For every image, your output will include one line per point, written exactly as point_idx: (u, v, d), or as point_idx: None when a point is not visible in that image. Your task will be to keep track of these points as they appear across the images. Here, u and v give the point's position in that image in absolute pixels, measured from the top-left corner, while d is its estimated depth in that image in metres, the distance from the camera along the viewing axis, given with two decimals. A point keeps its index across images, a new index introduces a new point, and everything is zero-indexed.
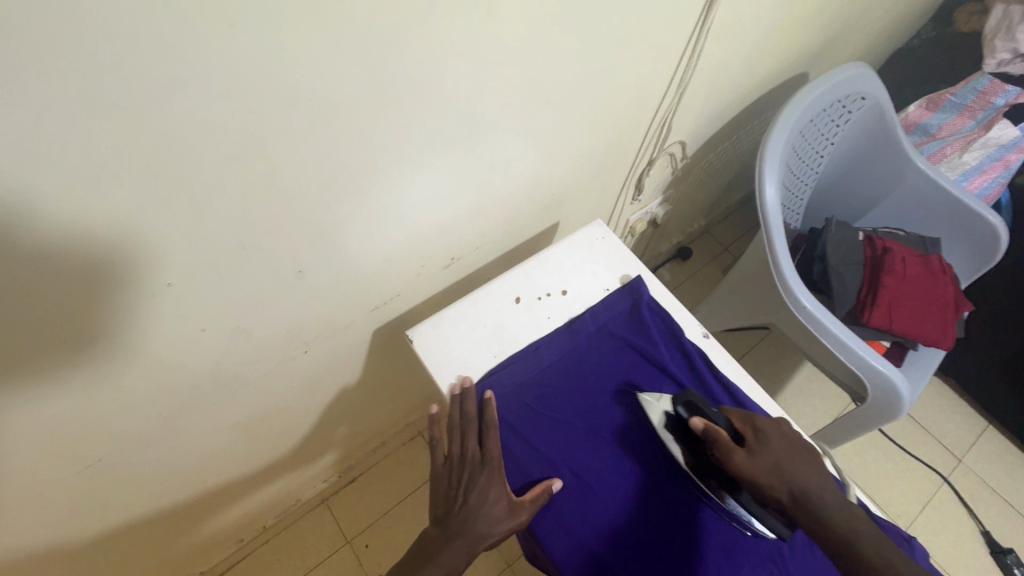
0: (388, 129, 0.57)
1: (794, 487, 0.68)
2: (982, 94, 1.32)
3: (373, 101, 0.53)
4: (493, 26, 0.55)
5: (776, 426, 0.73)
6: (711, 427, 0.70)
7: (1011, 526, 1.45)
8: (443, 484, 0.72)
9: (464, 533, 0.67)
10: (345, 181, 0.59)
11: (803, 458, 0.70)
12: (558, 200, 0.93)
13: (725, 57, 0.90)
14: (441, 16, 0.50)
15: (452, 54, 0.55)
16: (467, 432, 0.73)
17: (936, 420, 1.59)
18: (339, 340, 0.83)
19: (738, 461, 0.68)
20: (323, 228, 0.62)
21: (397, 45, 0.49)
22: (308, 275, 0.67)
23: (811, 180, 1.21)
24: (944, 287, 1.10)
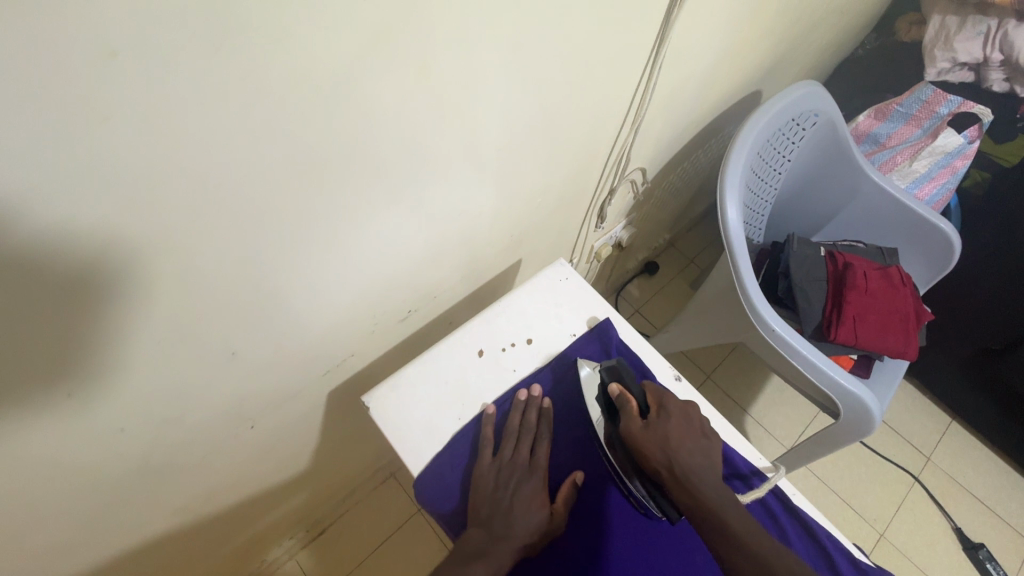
0: (320, 199, 0.52)
1: (676, 465, 0.67)
2: (926, 104, 1.34)
3: (300, 172, 0.48)
4: (430, 82, 0.51)
5: (686, 411, 0.73)
6: (623, 394, 0.73)
7: (980, 520, 1.49)
8: (489, 484, 0.69)
9: (509, 537, 0.65)
10: (277, 256, 0.54)
11: (700, 445, 0.69)
12: (517, 238, 0.89)
13: (678, 86, 0.89)
14: (369, 80, 0.46)
15: (386, 114, 0.50)
16: (524, 439, 0.73)
17: (903, 420, 1.62)
18: (292, 406, 0.77)
19: (632, 426, 0.70)
20: (257, 304, 0.57)
21: (321, 115, 0.45)
22: (242, 355, 0.61)
23: (770, 197, 1.22)
24: (905, 299, 1.11)
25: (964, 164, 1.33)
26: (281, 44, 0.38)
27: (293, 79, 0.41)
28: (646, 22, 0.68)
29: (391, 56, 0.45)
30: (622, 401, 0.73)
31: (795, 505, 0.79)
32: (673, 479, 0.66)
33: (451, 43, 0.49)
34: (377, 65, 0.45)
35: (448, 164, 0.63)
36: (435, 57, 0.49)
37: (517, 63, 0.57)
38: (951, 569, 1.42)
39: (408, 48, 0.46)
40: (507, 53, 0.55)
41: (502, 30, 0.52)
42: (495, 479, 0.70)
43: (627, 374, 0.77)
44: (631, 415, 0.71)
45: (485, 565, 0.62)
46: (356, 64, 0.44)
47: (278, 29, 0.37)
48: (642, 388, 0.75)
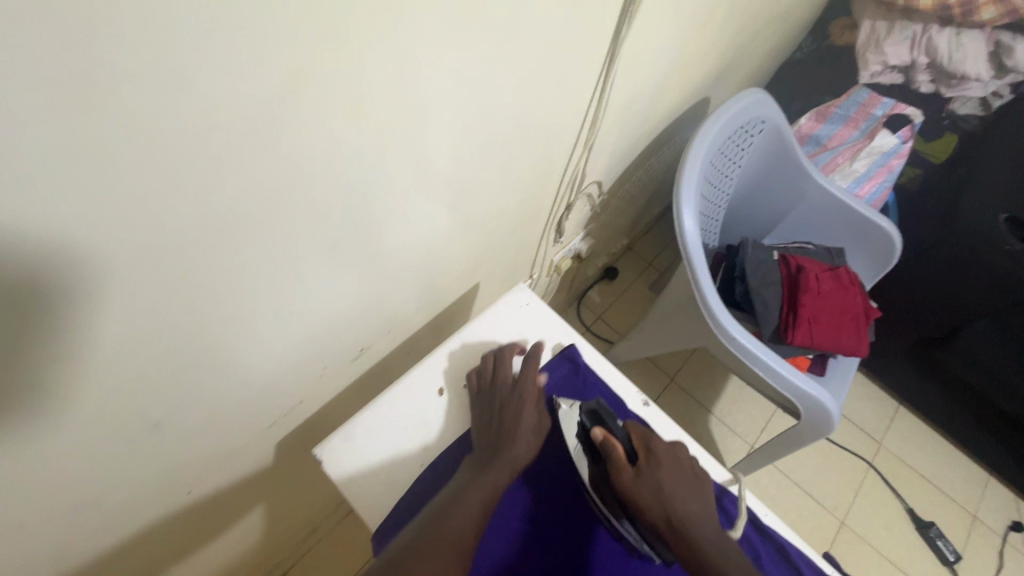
0: (244, 254, 0.47)
1: (674, 516, 0.65)
2: (863, 106, 1.42)
3: (220, 227, 0.43)
4: (363, 120, 0.47)
5: (672, 452, 0.72)
6: (609, 440, 0.70)
7: (929, 499, 1.56)
8: (481, 416, 0.72)
9: (502, 453, 0.67)
10: (202, 318, 0.49)
11: (692, 488, 0.69)
12: (472, 263, 0.86)
13: (628, 100, 0.87)
14: (294, 124, 0.41)
15: (318, 157, 0.46)
16: (501, 365, 0.76)
17: (856, 408, 1.69)
18: (236, 462, 0.70)
19: (624, 478, 0.67)
20: (182, 369, 0.51)
21: (240, 167, 0.40)
22: (168, 426, 0.55)
23: (723, 203, 1.23)
24: (853, 297, 1.14)
25: (899, 162, 1.38)
26: (183, 97, 0.33)
27: (201, 133, 0.36)
28: (593, 40, 0.65)
29: (314, 92, 0.40)
30: (608, 447, 0.70)
31: (765, 526, 0.79)
32: (672, 532, 0.65)
33: (385, 79, 0.45)
34: (301, 108, 0.41)
35: (392, 199, 0.59)
36: (367, 94, 0.45)
37: (459, 91, 0.54)
38: (906, 549, 1.49)
39: (337, 87, 0.42)
40: (449, 82, 0.52)
41: (441, 61, 0.49)
42: (483, 412, 0.73)
43: (608, 417, 0.73)
44: (620, 466, 0.68)
45: (483, 488, 0.64)
46: (277, 110, 0.39)
47: (177, 81, 0.32)
48: (626, 431, 0.72)
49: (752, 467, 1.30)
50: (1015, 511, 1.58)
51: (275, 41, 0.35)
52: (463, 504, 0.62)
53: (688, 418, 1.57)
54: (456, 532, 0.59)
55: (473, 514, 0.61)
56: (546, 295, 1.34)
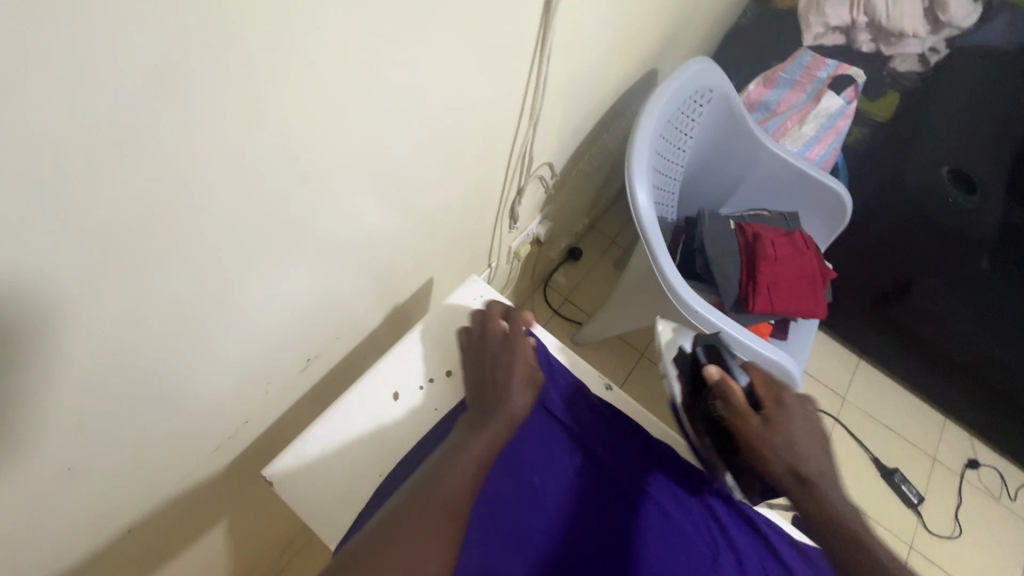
0: (143, 275, 0.43)
1: (797, 468, 0.67)
2: (808, 69, 1.43)
3: (99, 249, 0.38)
4: (262, 116, 0.42)
5: (804, 408, 0.73)
6: (725, 381, 0.74)
7: (891, 446, 1.63)
8: (474, 372, 0.71)
9: (497, 415, 0.64)
10: (104, 351, 0.44)
11: (818, 445, 0.70)
12: (422, 259, 0.82)
13: (571, 76, 0.84)
14: (173, 124, 0.37)
15: (211, 159, 0.41)
16: (495, 320, 0.75)
17: (820, 366, 1.74)
18: (183, 495, 0.66)
19: (746, 421, 0.71)
20: (89, 409, 0.46)
21: (109, 176, 0.35)
22: (86, 469, 0.50)
23: (678, 175, 1.22)
24: (810, 261, 1.15)
25: (845, 123, 1.40)
26: (3, 99, 0.28)
27: None
28: (522, 14, 0.61)
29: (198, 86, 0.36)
30: (724, 390, 0.74)
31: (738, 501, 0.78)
32: (799, 489, 0.67)
33: (279, 67, 0.41)
34: (176, 106, 0.36)
35: (318, 203, 0.55)
36: (259, 86, 0.40)
37: (376, 81, 0.50)
38: (874, 497, 1.55)
39: (218, 80, 0.37)
40: (362, 70, 0.47)
41: (346, 45, 0.44)
42: (474, 370, 0.71)
43: (725, 357, 0.78)
44: (741, 409, 0.72)
45: (482, 442, 0.61)
46: (144, 109, 0.35)
47: None
48: (750, 378, 0.75)
49: None
50: (972, 450, 1.65)
51: (122, 28, 0.31)
52: (458, 459, 0.58)
53: (660, 391, 1.59)
54: (451, 480, 0.56)
55: (473, 464, 0.58)
56: (508, 282, 1.31)
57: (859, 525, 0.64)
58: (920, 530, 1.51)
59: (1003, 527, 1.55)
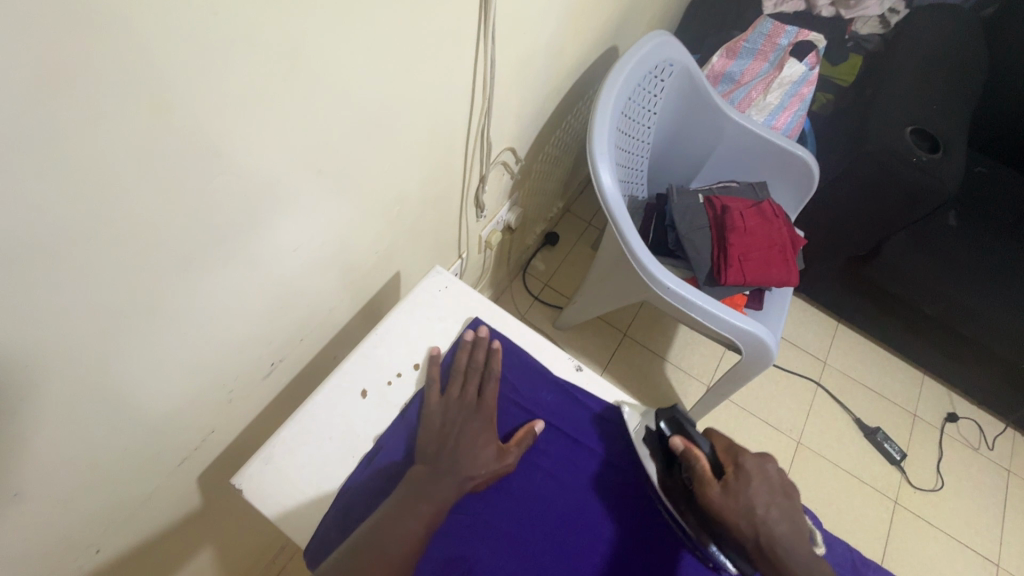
0: (65, 293, 0.40)
1: (761, 536, 0.64)
2: (769, 37, 1.41)
3: (7, 269, 0.36)
4: (176, 118, 0.40)
5: (761, 467, 0.69)
6: (689, 450, 0.70)
7: (873, 406, 1.66)
8: (435, 423, 0.69)
9: (445, 482, 0.64)
10: (41, 369, 0.42)
11: (784, 510, 0.66)
12: (384, 253, 0.81)
13: (524, 58, 0.83)
14: (73, 131, 0.34)
15: (126, 166, 0.39)
16: (472, 377, 0.74)
17: (800, 333, 1.76)
18: (151, 512, 0.64)
19: (709, 492, 0.67)
20: (28, 437, 0.44)
21: (8, 191, 0.33)
22: (39, 492, 0.48)
23: (644, 151, 1.22)
24: (779, 229, 1.16)
25: (809, 89, 1.39)
26: None
27: None
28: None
29: (102, 84, 0.34)
30: (688, 456, 0.70)
31: None
32: (764, 554, 0.63)
33: (192, 66, 0.39)
34: (76, 111, 0.34)
35: (254, 203, 0.53)
36: (169, 87, 0.38)
37: (307, 73, 0.48)
38: (858, 456, 1.58)
39: (125, 81, 0.35)
40: (288, 63, 0.46)
41: (267, 39, 0.43)
42: (434, 423, 0.69)
43: (690, 428, 0.73)
44: (705, 480, 0.68)
45: (432, 501, 0.62)
46: (39, 117, 0.32)
47: None
48: (710, 444, 0.71)
49: (708, 407, 1.34)
50: (950, 403, 1.69)
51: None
52: (408, 517, 0.60)
53: (644, 370, 1.60)
54: (399, 537, 0.58)
55: (420, 526, 0.60)
56: (482, 271, 1.31)
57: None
58: (904, 485, 1.55)
59: (983, 475, 1.59)
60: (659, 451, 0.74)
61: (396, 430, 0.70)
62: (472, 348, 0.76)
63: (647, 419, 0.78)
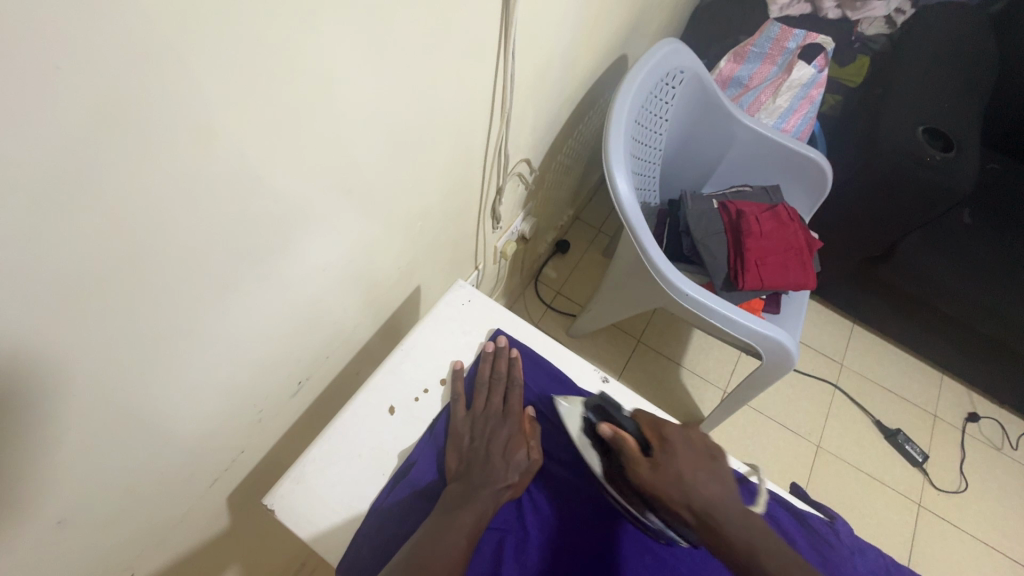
0: (108, 319, 0.41)
1: (694, 502, 0.61)
2: (776, 41, 1.40)
3: (52, 297, 0.36)
4: (215, 144, 0.41)
5: (686, 436, 0.67)
6: (617, 434, 0.67)
7: (893, 408, 1.64)
8: (463, 437, 0.69)
9: (482, 493, 0.63)
10: (84, 395, 0.43)
11: (710, 469, 0.64)
12: (405, 268, 0.81)
13: (539, 71, 0.83)
14: (118, 160, 0.35)
15: (167, 194, 0.40)
16: (496, 387, 0.74)
17: (815, 335, 1.75)
18: (184, 533, 0.64)
19: (641, 472, 0.64)
20: (70, 461, 0.45)
21: (58, 222, 0.34)
22: (78, 516, 0.49)
23: (656, 158, 1.22)
24: (795, 232, 1.15)
25: (818, 92, 1.39)
26: None
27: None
28: (482, 14, 0.61)
29: (147, 117, 0.35)
30: (618, 442, 0.67)
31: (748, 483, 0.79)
32: (699, 523, 0.60)
33: (229, 90, 0.39)
34: (123, 144, 0.35)
35: (283, 222, 0.53)
36: (209, 116, 0.39)
37: (336, 92, 0.48)
38: (880, 459, 1.56)
39: (170, 113, 0.36)
40: (319, 84, 0.46)
41: (301, 66, 0.43)
42: (462, 436, 0.70)
43: (616, 414, 0.71)
44: (634, 460, 0.65)
45: (471, 512, 0.61)
46: (87, 147, 0.33)
47: None
48: (634, 421, 0.69)
49: (727, 414, 1.33)
50: (970, 403, 1.67)
51: (55, 67, 0.29)
52: (450, 530, 0.58)
53: (660, 376, 1.60)
54: (444, 551, 0.56)
55: (462, 537, 0.59)
56: (497, 281, 1.31)
57: (764, 543, 0.57)
58: (927, 488, 1.53)
59: (1007, 475, 1.57)
60: (593, 441, 0.71)
61: (424, 447, 0.69)
62: (493, 359, 0.77)
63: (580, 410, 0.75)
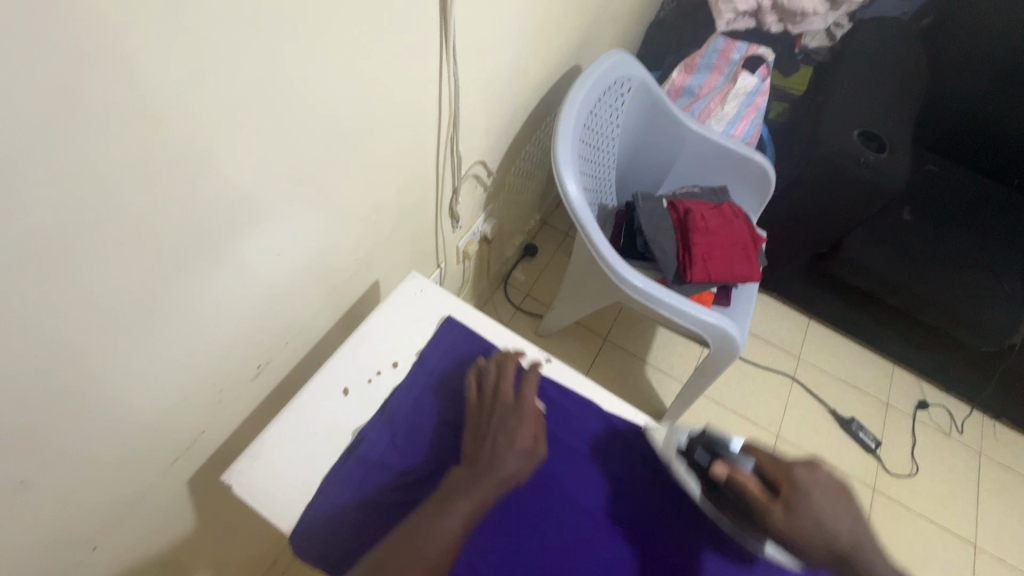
0: (66, 287, 0.45)
1: (832, 544, 0.66)
2: (723, 52, 1.52)
3: (12, 261, 0.40)
4: (163, 129, 0.45)
5: (815, 475, 0.70)
6: (736, 480, 0.71)
7: (848, 397, 1.72)
8: (472, 430, 0.71)
9: (480, 483, 0.64)
10: (43, 361, 0.47)
11: (840, 508, 0.68)
12: (364, 262, 0.86)
13: (488, 76, 0.90)
14: (72, 136, 0.39)
15: (118, 173, 0.44)
16: (506, 382, 0.74)
17: (774, 330, 1.83)
18: (147, 511, 0.67)
19: (775, 521, 0.67)
20: (29, 425, 0.48)
21: (15, 191, 0.38)
22: (41, 482, 0.52)
23: (609, 161, 1.29)
24: (739, 228, 1.23)
25: (763, 99, 1.48)
26: None
27: None
28: (423, 23, 0.67)
29: (100, 102, 0.40)
30: (740, 489, 0.71)
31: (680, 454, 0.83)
32: (837, 560, 0.66)
33: (172, 77, 0.44)
34: (80, 124, 0.39)
35: (235, 208, 0.57)
36: (156, 103, 0.44)
37: (279, 85, 0.53)
38: (836, 446, 1.63)
39: (118, 98, 0.41)
40: (261, 76, 0.51)
41: (245, 64, 0.49)
42: (472, 429, 0.71)
43: (728, 452, 0.74)
44: (765, 508, 0.68)
45: (467, 501, 0.63)
46: (41, 124, 0.37)
47: None
48: (755, 466, 0.72)
49: (687, 404, 1.39)
50: (920, 391, 1.76)
51: (12, 53, 0.34)
52: (442, 519, 0.61)
53: (625, 373, 1.65)
54: (427, 543, 0.59)
55: (455, 526, 0.61)
56: (463, 281, 1.36)
57: None
58: (881, 472, 1.60)
59: (955, 459, 1.65)
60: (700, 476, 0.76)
61: (374, 425, 0.73)
62: (505, 360, 0.78)
63: (675, 437, 0.81)
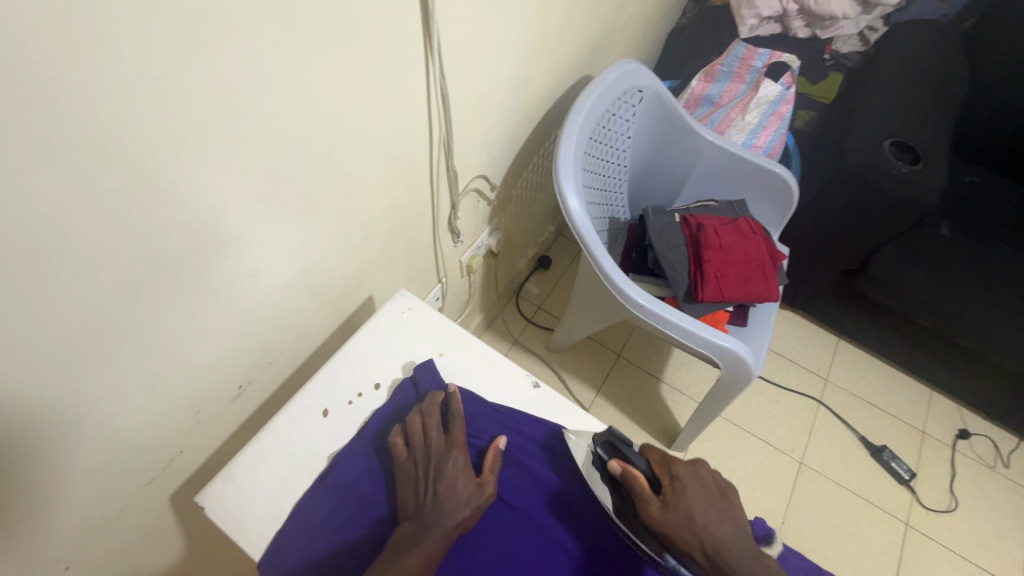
0: (21, 318, 0.44)
1: (709, 544, 0.63)
2: (743, 60, 1.45)
3: None
4: (117, 156, 0.44)
5: (695, 473, 0.71)
6: (628, 472, 0.69)
7: (879, 423, 1.61)
8: (410, 479, 0.69)
9: (427, 537, 0.62)
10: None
11: (722, 508, 0.67)
12: (353, 279, 0.85)
13: (484, 90, 0.87)
14: (17, 165, 0.38)
15: (72, 201, 0.43)
16: (433, 421, 0.73)
17: (798, 350, 1.73)
18: (123, 529, 0.67)
19: (651, 511, 0.66)
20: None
21: None
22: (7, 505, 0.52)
23: (619, 173, 1.25)
24: (756, 245, 1.16)
25: (787, 108, 1.40)
26: None
27: None
28: (407, 39, 0.65)
29: (45, 131, 0.39)
30: (628, 479, 0.69)
31: None
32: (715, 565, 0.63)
33: (123, 104, 0.42)
34: (26, 154, 0.38)
35: (204, 233, 0.56)
36: (108, 130, 0.42)
37: (246, 107, 0.52)
38: (865, 476, 1.53)
39: (65, 126, 0.40)
40: (225, 99, 0.49)
41: (208, 88, 0.47)
42: (410, 475, 0.69)
43: (626, 447, 0.73)
44: (645, 498, 0.67)
45: (420, 553, 0.61)
46: None
47: None
48: (645, 460, 0.72)
49: (700, 427, 1.33)
50: (960, 419, 1.63)
51: None
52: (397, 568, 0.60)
53: (638, 391, 1.60)
54: None
55: None
56: (468, 295, 1.34)
57: None
58: (915, 507, 1.49)
59: (999, 495, 1.52)
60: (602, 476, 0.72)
61: (349, 450, 0.72)
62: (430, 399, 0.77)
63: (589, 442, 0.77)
